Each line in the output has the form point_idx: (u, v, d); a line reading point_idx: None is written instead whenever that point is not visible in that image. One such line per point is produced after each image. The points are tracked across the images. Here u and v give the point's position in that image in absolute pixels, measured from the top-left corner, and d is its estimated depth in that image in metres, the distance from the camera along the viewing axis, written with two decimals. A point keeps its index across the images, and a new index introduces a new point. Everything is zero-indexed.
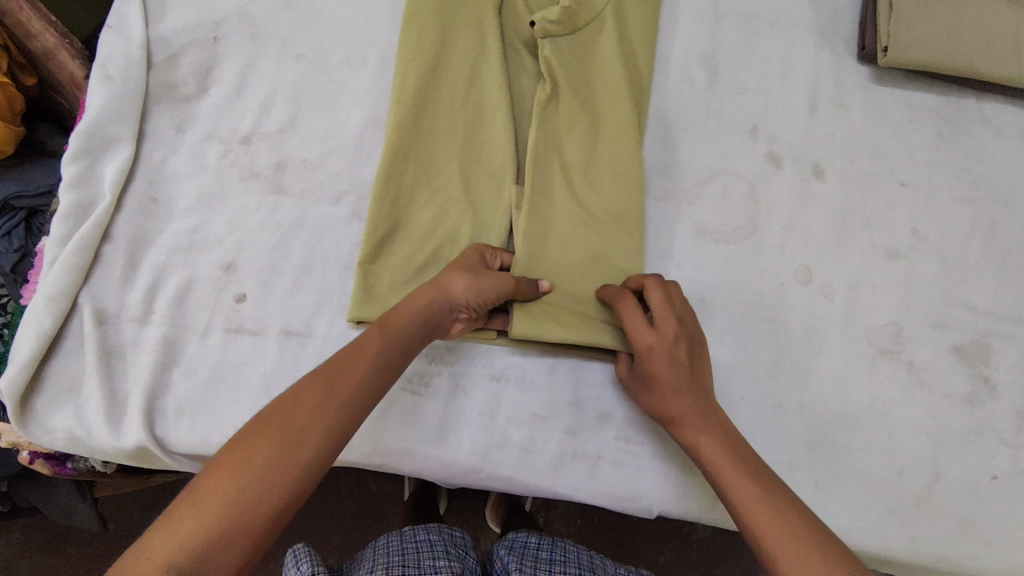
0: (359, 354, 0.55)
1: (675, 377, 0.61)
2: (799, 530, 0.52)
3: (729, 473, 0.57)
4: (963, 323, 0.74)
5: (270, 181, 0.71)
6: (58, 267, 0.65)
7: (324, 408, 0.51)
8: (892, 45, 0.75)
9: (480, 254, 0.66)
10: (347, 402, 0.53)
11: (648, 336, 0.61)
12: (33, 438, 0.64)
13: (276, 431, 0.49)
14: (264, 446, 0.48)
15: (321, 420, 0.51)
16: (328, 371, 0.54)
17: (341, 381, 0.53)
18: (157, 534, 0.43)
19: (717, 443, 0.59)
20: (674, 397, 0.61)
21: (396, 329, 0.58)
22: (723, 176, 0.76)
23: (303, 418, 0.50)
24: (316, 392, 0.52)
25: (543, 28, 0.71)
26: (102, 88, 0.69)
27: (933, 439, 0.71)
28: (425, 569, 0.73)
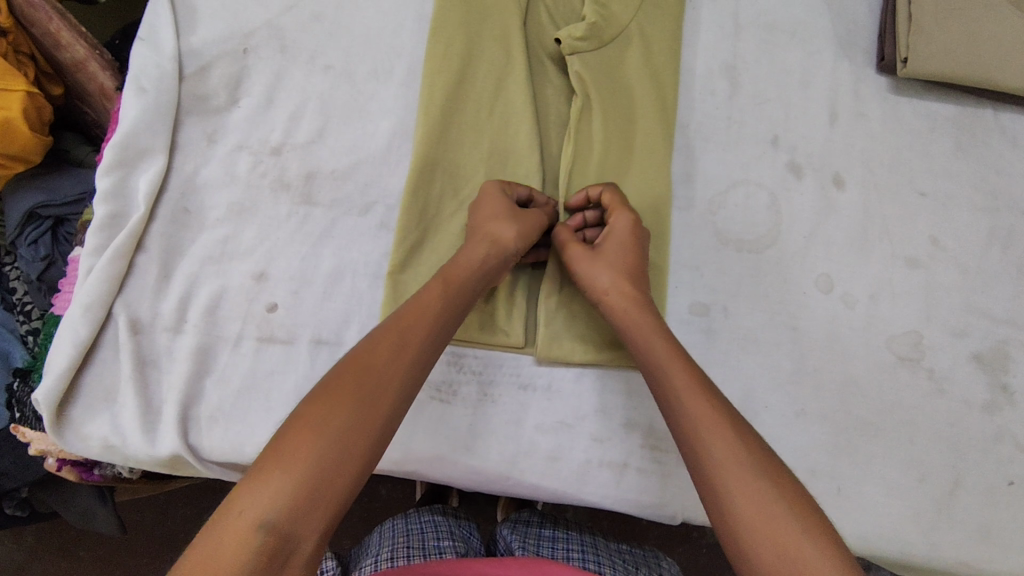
0: (421, 308, 0.58)
1: (624, 254, 0.66)
2: (758, 467, 0.51)
3: (686, 392, 0.56)
4: (981, 331, 0.75)
5: (300, 191, 0.72)
6: (94, 277, 0.66)
7: (394, 361, 0.54)
8: (911, 57, 0.76)
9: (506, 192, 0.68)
10: (414, 355, 0.55)
11: (621, 214, 0.67)
12: (69, 446, 0.65)
13: (352, 386, 0.51)
14: (342, 402, 0.50)
15: (395, 373, 0.53)
16: (393, 327, 0.56)
17: (409, 336, 0.56)
18: (244, 491, 0.45)
19: (671, 352, 0.59)
20: (615, 270, 0.65)
21: (458, 281, 0.62)
22: (746, 186, 0.77)
23: (376, 372, 0.53)
24: (385, 347, 0.54)
25: (570, 44, 0.73)
26: (136, 101, 0.70)
27: (953, 446, 0.72)
28: (430, 549, 0.74)
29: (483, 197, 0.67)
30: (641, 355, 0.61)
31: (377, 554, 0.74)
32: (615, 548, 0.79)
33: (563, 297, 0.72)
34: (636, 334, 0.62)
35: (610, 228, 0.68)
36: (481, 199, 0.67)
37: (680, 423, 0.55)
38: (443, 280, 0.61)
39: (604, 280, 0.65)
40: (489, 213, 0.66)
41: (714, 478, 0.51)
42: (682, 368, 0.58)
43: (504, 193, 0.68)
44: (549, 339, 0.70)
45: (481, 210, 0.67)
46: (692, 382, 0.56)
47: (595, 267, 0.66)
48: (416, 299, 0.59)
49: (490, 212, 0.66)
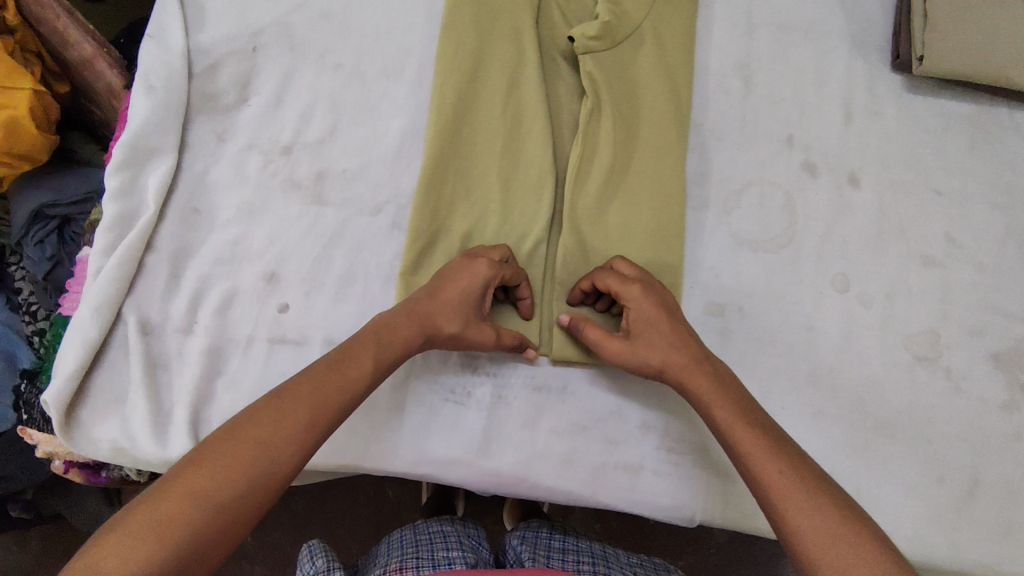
0: (341, 377, 0.54)
1: (657, 326, 0.63)
2: (842, 531, 0.48)
3: (759, 456, 0.54)
4: (998, 330, 0.74)
5: (311, 191, 0.71)
6: (103, 277, 0.66)
7: (301, 434, 0.50)
8: (927, 55, 0.76)
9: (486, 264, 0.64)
10: (323, 405, 0.52)
11: (630, 286, 0.64)
12: (79, 449, 0.64)
13: (245, 453, 0.47)
14: (230, 470, 0.46)
15: (292, 450, 0.49)
16: (308, 390, 0.52)
17: (321, 407, 0.52)
18: (101, 552, 0.41)
19: (733, 415, 0.57)
20: (660, 346, 0.62)
21: (386, 352, 0.58)
22: (760, 185, 0.76)
23: (277, 445, 0.49)
24: (295, 416, 0.50)
25: (583, 43, 0.72)
26: (145, 100, 0.69)
27: (972, 446, 0.71)
28: (439, 560, 0.73)
29: (477, 267, 0.64)
30: (707, 421, 0.59)
31: (387, 562, 0.73)
32: (626, 560, 0.78)
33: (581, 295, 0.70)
34: (699, 403, 0.59)
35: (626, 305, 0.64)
36: (468, 269, 0.63)
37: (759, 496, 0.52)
38: (375, 348, 0.57)
39: (657, 361, 0.62)
40: (460, 299, 0.62)
41: (802, 549, 0.48)
42: (749, 434, 0.55)
43: (487, 285, 0.63)
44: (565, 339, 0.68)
45: (459, 283, 0.63)
46: (764, 446, 0.54)
47: (641, 360, 0.62)
48: (340, 365, 0.55)
49: (458, 295, 0.62)
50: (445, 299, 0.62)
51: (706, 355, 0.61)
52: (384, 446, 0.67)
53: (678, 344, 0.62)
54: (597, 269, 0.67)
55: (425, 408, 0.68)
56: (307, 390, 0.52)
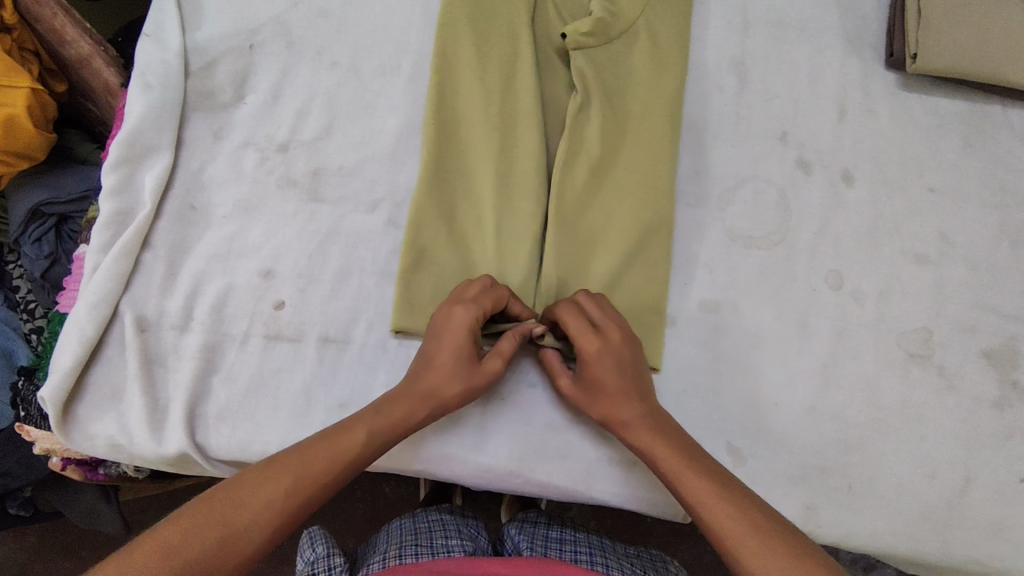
0: (330, 450, 0.55)
1: (605, 382, 0.61)
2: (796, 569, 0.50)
3: (709, 502, 0.54)
4: (991, 327, 0.75)
5: (307, 188, 0.71)
6: (101, 273, 0.66)
7: (275, 510, 0.52)
8: (921, 53, 0.76)
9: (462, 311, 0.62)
10: (303, 480, 0.54)
11: (586, 338, 0.62)
12: (75, 445, 0.65)
13: (216, 525, 0.50)
14: (198, 534, 0.50)
15: (261, 521, 0.52)
16: (292, 466, 0.54)
17: (302, 483, 0.54)
18: None
19: (682, 461, 0.57)
20: (604, 401, 0.61)
21: (381, 423, 0.58)
22: (755, 182, 0.77)
23: (244, 516, 0.51)
24: (270, 490, 0.53)
25: (575, 39, 0.73)
26: (142, 97, 0.69)
27: (964, 443, 0.71)
28: (438, 548, 0.73)
29: (456, 317, 0.62)
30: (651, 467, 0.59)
31: (385, 550, 0.73)
32: (623, 550, 0.79)
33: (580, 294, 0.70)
34: (642, 453, 0.60)
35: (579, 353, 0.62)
36: (449, 325, 0.61)
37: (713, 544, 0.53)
38: (370, 420, 0.58)
39: (596, 412, 0.62)
40: (449, 355, 0.60)
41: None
42: (699, 481, 0.56)
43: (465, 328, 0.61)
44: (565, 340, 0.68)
45: (446, 338, 0.61)
46: (712, 492, 0.55)
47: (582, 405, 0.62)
48: (334, 436, 0.56)
49: (445, 353, 0.61)
50: (435, 362, 0.61)
51: (652, 410, 0.61)
52: None
53: (624, 402, 0.61)
54: (564, 303, 0.65)
55: None
56: (292, 465, 0.54)
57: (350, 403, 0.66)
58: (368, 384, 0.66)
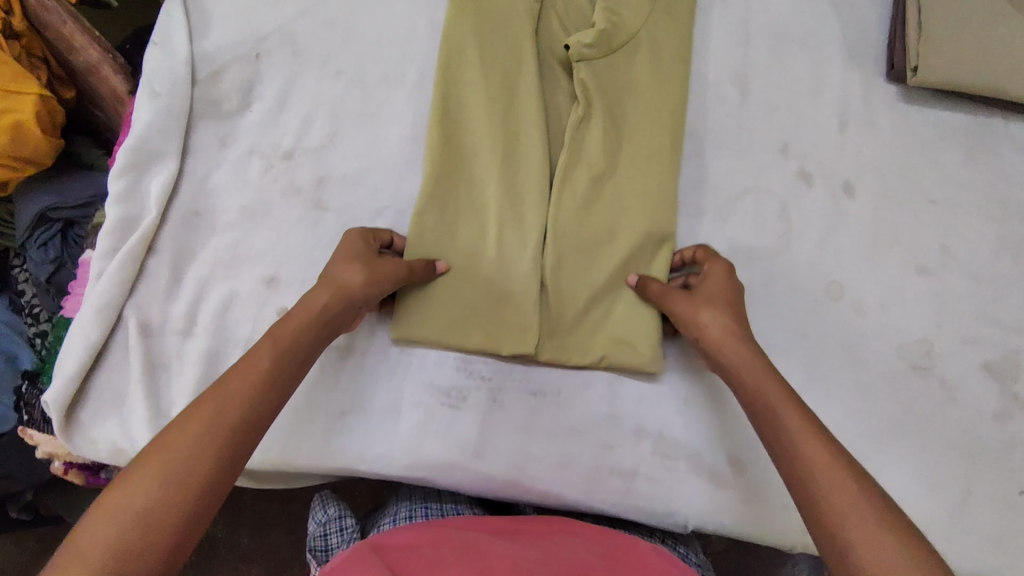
0: (242, 368, 0.53)
1: (727, 294, 0.65)
2: (873, 504, 0.48)
3: (800, 433, 0.53)
4: (992, 339, 0.75)
5: (311, 196, 0.72)
6: (106, 279, 0.66)
7: (212, 435, 0.48)
8: (921, 66, 0.77)
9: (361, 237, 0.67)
10: (232, 393, 0.51)
11: (717, 262, 0.68)
12: (78, 449, 0.65)
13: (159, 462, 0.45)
14: (147, 481, 0.44)
15: (200, 451, 0.47)
16: (209, 397, 0.50)
17: (227, 406, 0.50)
18: None
19: (782, 394, 0.56)
20: (721, 303, 0.64)
21: (286, 346, 0.56)
22: (756, 193, 0.77)
23: (185, 443, 0.47)
24: (197, 421, 0.48)
25: (578, 50, 0.73)
26: (149, 105, 0.70)
27: (963, 455, 0.72)
28: (449, 509, 0.73)
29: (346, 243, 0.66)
30: (744, 396, 0.58)
31: (396, 510, 0.74)
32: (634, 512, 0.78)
33: (585, 305, 0.71)
34: (740, 374, 0.59)
35: (706, 273, 0.68)
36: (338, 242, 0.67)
37: (792, 468, 0.52)
38: (272, 343, 0.55)
39: (707, 316, 0.63)
40: (344, 252, 0.64)
41: (811, 500, 0.50)
42: (796, 415, 0.54)
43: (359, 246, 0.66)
44: (585, 337, 0.71)
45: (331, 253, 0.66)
46: (807, 427, 0.53)
47: (699, 302, 0.64)
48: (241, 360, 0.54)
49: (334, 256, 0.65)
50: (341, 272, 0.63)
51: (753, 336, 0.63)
52: (381, 449, 0.67)
53: (734, 314, 0.63)
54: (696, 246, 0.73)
55: (420, 413, 0.68)
56: (209, 395, 0.50)
57: (351, 412, 0.68)
58: (369, 391, 0.69)
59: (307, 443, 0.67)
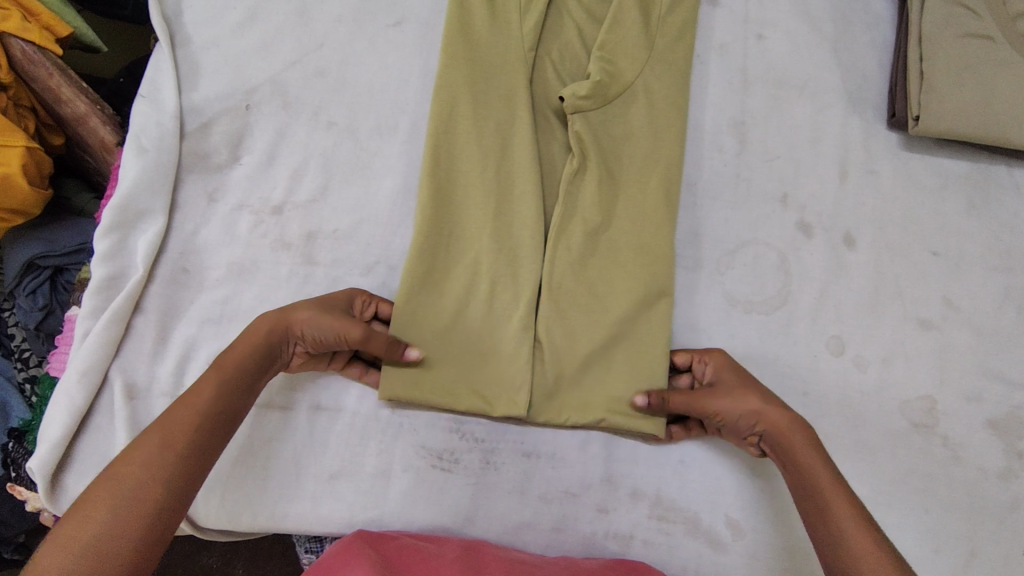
0: (187, 401, 0.53)
1: (745, 378, 0.64)
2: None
3: (854, 528, 0.53)
4: (996, 395, 0.73)
5: (301, 252, 0.71)
6: (91, 340, 0.65)
7: (161, 463, 0.48)
8: (923, 115, 0.75)
9: (352, 295, 0.67)
10: (177, 422, 0.51)
11: (714, 353, 0.68)
12: (63, 514, 0.64)
13: (106, 493, 0.45)
14: (94, 512, 0.44)
15: (148, 479, 0.47)
16: (156, 427, 0.50)
17: (172, 435, 0.50)
18: None
19: (834, 484, 0.56)
20: (754, 388, 0.63)
21: (229, 378, 0.56)
22: (755, 245, 0.76)
23: (131, 472, 0.47)
24: (143, 451, 0.48)
25: (572, 102, 0.71)
26: (136, 161, 0.69)
27: (967, 515, 0.70)
28: None
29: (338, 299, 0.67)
30: (804, 484, 0.57)
31: None
32: None
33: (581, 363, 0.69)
34: (800, 458, 0.58)
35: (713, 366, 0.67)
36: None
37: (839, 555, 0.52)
38: (215, 375, 0.55)
39: (756, 400, 0.61)
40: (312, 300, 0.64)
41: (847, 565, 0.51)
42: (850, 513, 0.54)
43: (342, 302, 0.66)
44: (580, 395, 0.69)
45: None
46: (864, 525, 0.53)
47: (739, 392, 0.62)
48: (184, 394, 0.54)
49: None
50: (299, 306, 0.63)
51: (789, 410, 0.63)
52: (372, 513, 0.66)
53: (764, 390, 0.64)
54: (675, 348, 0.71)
55: (411, 476, 0.67)
56: (155, 426, 0.50)
57: (340, 475, 0.67)
58: (359, 453, 0.67)
59: (295, 507, 0.66)
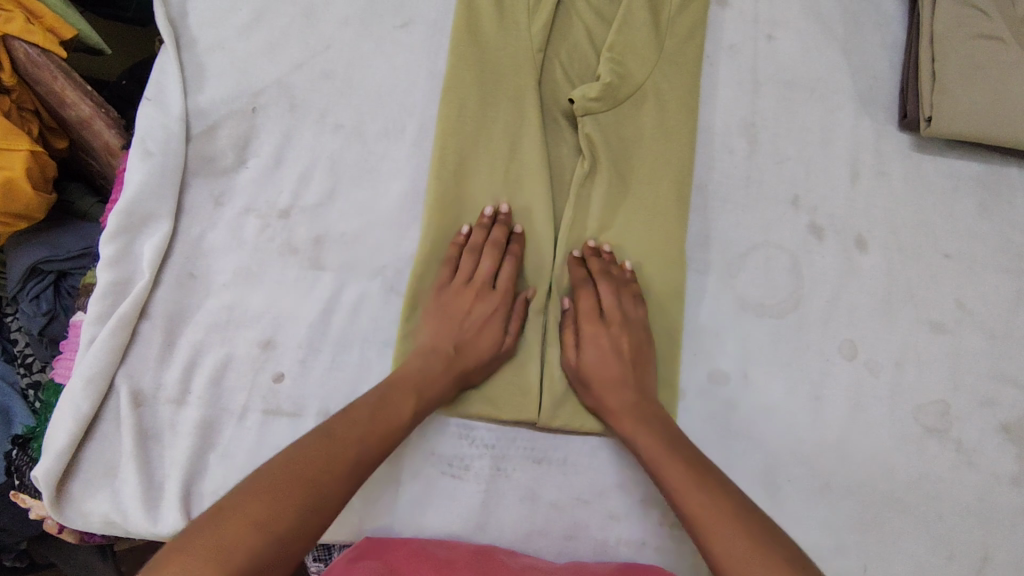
0: (381, 420, 0.58)
1: (602, 347, 0.65)
2: (736, 539, 0.52)
3: (681, 491, 0.56)
4: (1009, 398, 0.73)
5: (309, 256, 0.70)
6: (98, 347, 0.64)
7: (326, 482, 0.52)
8: (936, 116, 0.75)
9: (503, 252, 0.68)
10: (364, 445, 0.56)
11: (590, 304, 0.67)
12: (69, 522, 0.63)
13: (302, 491, 0.50)
14: (284, 505, 0.49)
15: (331, 496, 0.52)
16: (346, 439, 0.55)
17: (360, 461, 0.55)
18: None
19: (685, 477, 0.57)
20: (597, 364, 0.65)
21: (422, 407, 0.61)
22: (766, 248, 0.75)
23: (326, 481, 0.52)
24: (276, 482, 0.50)
25: (583, 105, 0.71)
26: (142, 165, 0.68)
27: (980, 520, 0.69)
28: None
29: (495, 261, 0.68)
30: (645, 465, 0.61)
31: None
32: None
33: None
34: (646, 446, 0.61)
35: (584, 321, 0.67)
36: (480, 291, 0.67)
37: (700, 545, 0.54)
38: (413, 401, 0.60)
39: (600, 382, 0.65)
40: (481, 336, 0.65)
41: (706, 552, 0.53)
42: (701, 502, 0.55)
43: (501, 286, 0.67)
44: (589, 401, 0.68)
45: (465, 314, 0.66)
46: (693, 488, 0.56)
47: (589, 372, 0.65)
48: (385, 409, 0.59)
49: (470, 328, 0.65)
50: (473, 338, 0.65)
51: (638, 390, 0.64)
52: (382, 522, 0.65)
53: (610, 342, 0.66)
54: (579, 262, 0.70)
55: (421, 483, 0.66)
56: (352, 437, 0.55)
57: None
58: None
59: None
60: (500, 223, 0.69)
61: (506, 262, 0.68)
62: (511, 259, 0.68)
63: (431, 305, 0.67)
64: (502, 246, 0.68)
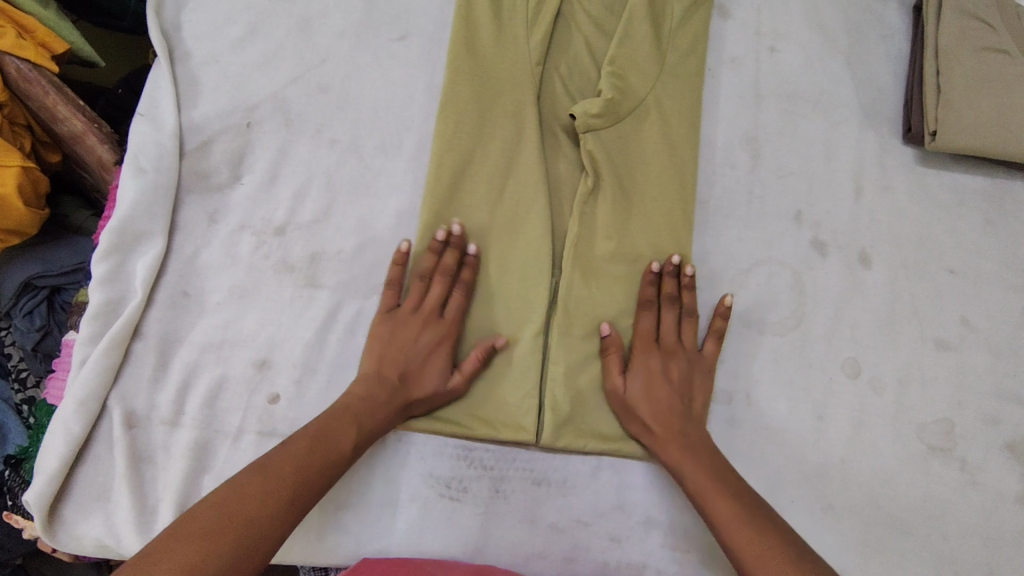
0: (318, 447, 0.57)
1: (659, 369, 0.66)
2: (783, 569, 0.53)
3: (729, 520, 0.57)
4: (1015, 417, 0.72)
5: (304, 274, 0.69)
6: (90, 368, 0.63)
7: (257, 515, 0.51)
8: (941, 129, 0.74)
9: (447, 274, 0.67)
10: (303, 474, 0.55)
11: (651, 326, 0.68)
12: (62, 546, 0.62)
13: (231, 530, 0.50)
14: (213, 545, 0.48)
15: (267, 531, 0.51)
16: (283, 471, 0.54)
17: (298, 489, 0.54)
18: None
19: (734, 504, 0.58)
20: (656, 382, 0.65)
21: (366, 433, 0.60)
22: (768, 264, 0.74)
23: (260, 516, 0.51)
24: (200, 527, 0.49)
25: (585, 120, 0.70)
26: (134, 182, 0.67)
27: (986, 541, 0.68)
28: None
29: (440, 286, 0.66)
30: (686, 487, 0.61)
31: None
32: None
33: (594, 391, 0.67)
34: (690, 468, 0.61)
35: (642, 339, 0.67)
36: (428, 319, 0.66)
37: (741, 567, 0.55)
38: (354, 431, 0.60)
39: (641, 394, 0.65)
40: (427, 368, 0.64)
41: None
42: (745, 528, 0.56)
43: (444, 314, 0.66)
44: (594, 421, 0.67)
45: (411, 343, 0.65)
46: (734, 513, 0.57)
47: (651, 388, 0.65)
48: (323, 435, 0.58)
49: (415, 357, 0.64)
50: (421, 369, 0.64)
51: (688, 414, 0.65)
52: (379, 545, 0.65)
53: (660, 369, 0.66)
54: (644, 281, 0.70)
55: (419, 505, 0.65)
56: (285, 466, 0.55)
57: (346, 505, 0.65)
58: (365, 483, 0.65)
59: (300, 538, 0.64)
60: (453, 246, 0.67)
61: (454, 286, 0.67)
62: (460, 283, 0.67)
63: (377, 328, 0.66)
64: (450, 268, 0.67)
